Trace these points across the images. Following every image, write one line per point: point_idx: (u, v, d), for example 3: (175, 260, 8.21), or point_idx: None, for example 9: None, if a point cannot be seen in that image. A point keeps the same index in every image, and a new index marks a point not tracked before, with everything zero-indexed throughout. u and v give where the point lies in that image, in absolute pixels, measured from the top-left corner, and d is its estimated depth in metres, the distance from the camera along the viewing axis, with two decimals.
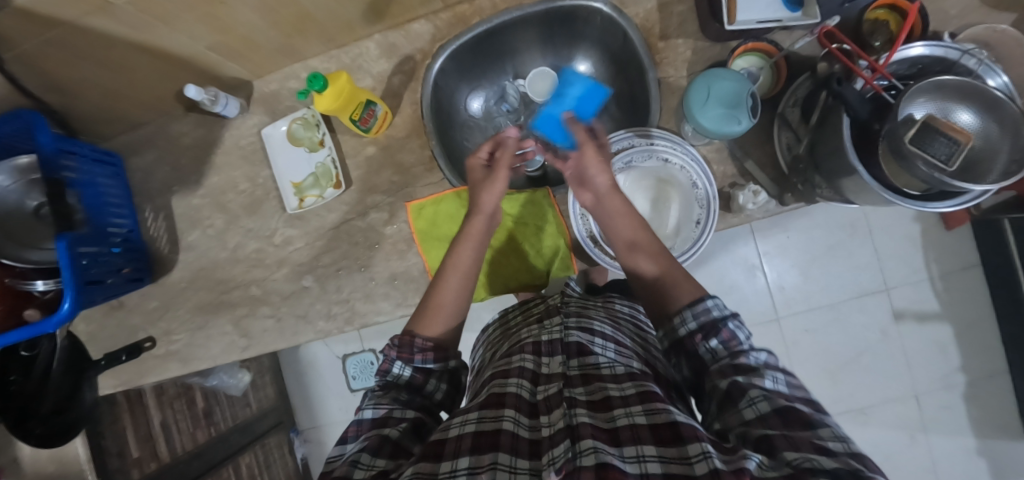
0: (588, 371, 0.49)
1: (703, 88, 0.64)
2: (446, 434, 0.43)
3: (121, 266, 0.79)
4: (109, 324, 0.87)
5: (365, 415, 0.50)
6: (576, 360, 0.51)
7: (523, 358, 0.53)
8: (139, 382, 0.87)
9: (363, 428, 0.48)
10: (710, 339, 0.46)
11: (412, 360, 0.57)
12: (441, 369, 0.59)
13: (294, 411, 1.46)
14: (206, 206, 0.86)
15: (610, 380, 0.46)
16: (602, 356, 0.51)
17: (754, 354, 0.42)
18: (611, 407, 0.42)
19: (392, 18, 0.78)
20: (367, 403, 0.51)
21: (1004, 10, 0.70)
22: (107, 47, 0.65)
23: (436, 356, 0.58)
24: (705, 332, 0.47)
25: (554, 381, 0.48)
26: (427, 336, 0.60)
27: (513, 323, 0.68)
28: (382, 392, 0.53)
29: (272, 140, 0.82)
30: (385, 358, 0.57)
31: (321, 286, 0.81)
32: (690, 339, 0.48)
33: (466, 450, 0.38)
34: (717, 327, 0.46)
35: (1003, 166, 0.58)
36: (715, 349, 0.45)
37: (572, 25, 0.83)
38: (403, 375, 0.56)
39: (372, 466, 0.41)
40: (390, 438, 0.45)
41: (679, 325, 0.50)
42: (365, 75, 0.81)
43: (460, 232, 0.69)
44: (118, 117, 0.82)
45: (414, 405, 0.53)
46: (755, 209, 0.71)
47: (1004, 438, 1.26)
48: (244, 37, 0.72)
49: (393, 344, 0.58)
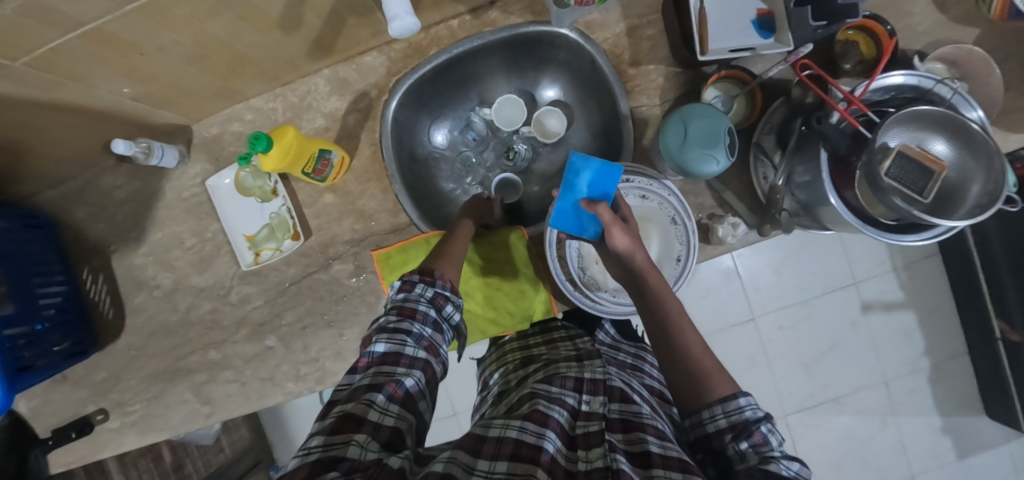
0: (630, 414, 0.49)
1: (679, 127, 0.61)
2: (487, 430, 0.44)
3: (59, 342, 0.72)
4: (53, 399, 0.80)
5: (377, 348, 0.49)
6: (618, 404, 0.51)
7: (563, 392, 0.53)
8: (96, 457, 0.80)
9: (372, 360, 0.48)
10: (741, 441, 0.43)
11: (434, 283, 0.57)
12: (456, 300, 0.59)
13: (271, 448, 1.40)
14: (150, 265, 0.78)
15: (653, 432, 0.46)
16: (641, 405, 0.51)
17: (786, 463, 0.40)
18: (650, 466, 0.41)
19: (341, 52, 0.71)
20: (381, 334, 0.50)
21: (968, 25, 0.70)
22: (8, 109, 0.56)
23: (453, 286, 0.59)
24: (736, 432, 0.44)
25: (595, 420, 0.49)
26: (445, 274, 0.60)
27: (536, 353, 0.68)
28: (397, 319, 0.53)
29: (217, 192, 0.74)
30: (404, 279, 0.57)
31: (286, 346, 0.76)
32: (717, 437, 0.45)
33: (506, 455, 0.40)
34: (748, 428, 0.43)
35: (976, 197, 0.57)
36: (745, 452, 0.43)
37: (537, 49, 0.78)
38: (425, 295, 0.56)
39: (386, 411, 0.42)
40: (404, 384, 0.46)
41: (706, 419, 0.47)
42: (316, 115, 0.74)
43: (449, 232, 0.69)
44: (37, 175, 0.73)
45: (426, 341, 0.53)
46: (735, 241, 0.69)
47: (965, 415, 1.33)
48: (172, 84, 0.64)
49: (414, 270, 0.58)
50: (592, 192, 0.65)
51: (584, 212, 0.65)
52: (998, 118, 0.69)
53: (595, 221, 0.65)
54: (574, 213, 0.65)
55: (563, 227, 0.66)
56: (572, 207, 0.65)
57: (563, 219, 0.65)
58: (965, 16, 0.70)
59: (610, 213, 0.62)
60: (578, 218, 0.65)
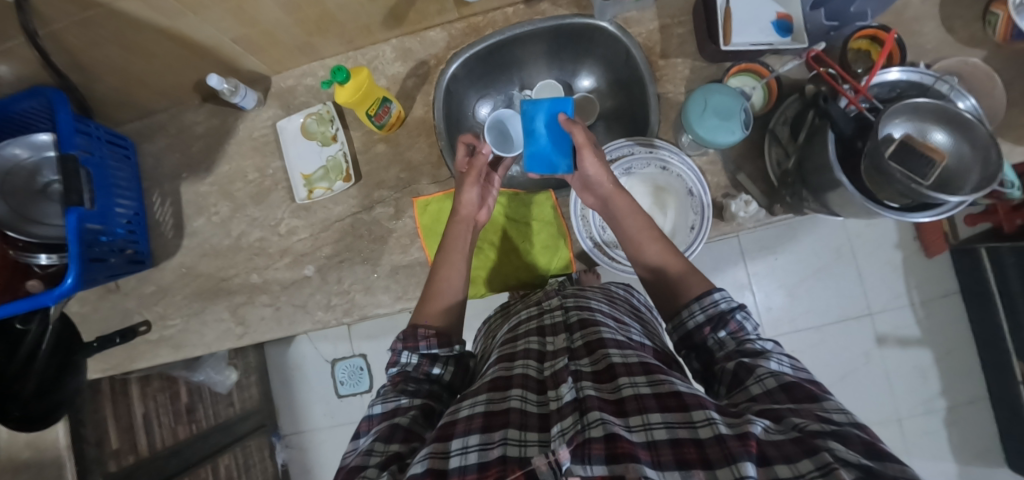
0: (590, 338, 0.53)
1: (700, 101, 0.69)
2: (457, 413, 0.45)
3: (123, 247, 0.79)
4: (103, 307, 0.87)
5: (375, 410, 0.52)
6: (579, 333, 0.55)
7: (529, 341, 0.58)
8: (129, 366, 0.86)
9: (373, 423, 0.51)
10: (719, 330, 0.52)
11: (418, 347, 0.59)
12: (446, 354, 0.60)
13: (276, 415, 1.45)
14: (213, 194, 0.87)
15: (613, 346, 0.50)
16: (602, 325, 0.56)
17: (760, 342, 0.49)
18: (616, 377, 0.45)
19: (409, 25, 0.82)
20: (377, 397, 0.53)
21: (976, 46, 0.77)
22: (135, 30, 0.67)
23: (439, 342, 0.60)
24: (714, 324, 0.53)
25: (560, 357, 0.52)
26: (428, 325, 0.62)
27: (512, 310, 0.77)
28: (391, 388, 0.56)
29: (286, 132, 0.85)
30: (392, 351, 0.60)
31: (322, 277, 0.82)
32: (698, 332, 0.54)
33: (477, 428, 0.41)
34: (725, 319, 0.52)
35: (976, 182, 0.62)
36: (724, 339, 0.52)
37: (578, 42, 0.88)
38: (410, 362, 0.58)
39: (386, 451, 0.43)
40: (401, 425, 0.47)
41: (687, 319, 0.56)
42: (379, 77, 0.85)
43: (446, 234, 0.73)
44: (134, 102, 0.85)
45: (423, 392, 0.54)
46: (746, 218, 0.74)
47: (982, 464, 1.29)
48: (267, 32, 0.75)
49: (398, 338, 0.60)
50: (551, 130, 0.74)
51: (551, 154, 0.74)
52: (1002, 132, 0.75)
53: (563, 156, 0.74)
54: (542, 156, 0.75)
55: (539, 170, 0.76)
56: (538, 149, 0.75)
57: (534, 161, 0.75)
58: (972, 38, 0.77)
59: (583, 133, 0.70)
60: (549, 159, 0.75)
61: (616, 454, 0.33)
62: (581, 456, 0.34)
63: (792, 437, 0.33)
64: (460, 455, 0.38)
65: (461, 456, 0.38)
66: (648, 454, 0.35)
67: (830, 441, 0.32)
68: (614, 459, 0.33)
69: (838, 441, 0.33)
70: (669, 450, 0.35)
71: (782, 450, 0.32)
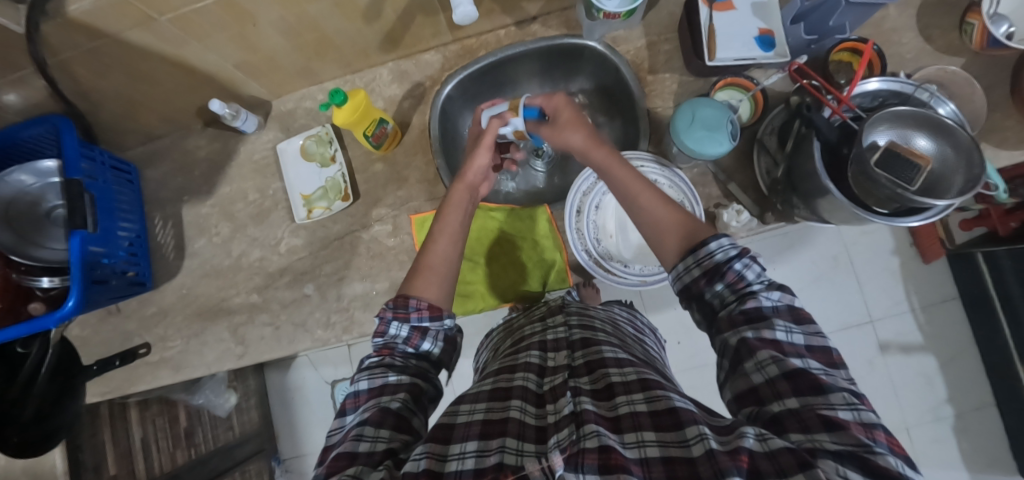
0: (591, 358, 0.53)
1: (688, 113, 0.71)
2: (455, 418, 0.45)
3: (125, 269, 0.80)
4: (103, 330, 0.87)
5: (360, 386, 0.52)
6: (581, 351, 0.56)
7: (529, 354, 0.58)
8: (128, 389, 0.86)
9: (360, 399, 0.51)
10: (717, 283, 0.50)
11: (408, 319, 0.57)
12: (437, 328, 0.58)
13: (276, 438, 1.43)
14: (214, 215, 0.89)
15: (612, 365, 0.50)
16: (603, 344, 0.56)
17: (765, 294, 0.47)
18: (614, 396, 0.44)
19: (405, 48, 0.85)
20: (363, 373, 0.53)
21: (954, 54, 0.79)
22: (140, 59, 0.69)
23: (430, 313, 0.58)
24: (710, 277, 0.50)
25: (560, 373, 0.52)
26: (421, 298, 0.59)
27: (518, 325, 0.75)
28: (378, 360, 0.56)
29: (286, 154, 0.87)
30: (381, 320, 0.58)
31: (321, 294, 0.83)
32: (694, 284, 0.52)
33: (475, 435, 0.41)
34: (721, 271, 0.49)
35: (960, 185, 0.63)
36: (722, 292, 0.50)
37: (570, 61, 0.91)
38: (399, 334, 0.57)
39: (377, 438, 0.44)
40: (391, 409, 0.48)
41: (682, 273, 0.53)
42: (377, 98, 0.88)
43: (445, 202, 0.71)
44: (139, 128, 0.87)
45: (411, 368, 0.55)
46: (738, 227, 0.76)
47: (995, 472, 1.26)
48: (269, 58, 0.77)
49: (388, 305, 0.59)
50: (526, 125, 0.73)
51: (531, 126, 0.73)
52: (986, 135, 0.77)
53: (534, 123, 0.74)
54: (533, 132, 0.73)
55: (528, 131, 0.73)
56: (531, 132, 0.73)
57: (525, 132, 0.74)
58: (951, 46, 0.80)
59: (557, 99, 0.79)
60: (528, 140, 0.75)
61: (608, 465, 0.34)
62: (575, 464, 0.35)
63: (788, 445, 0.34)
64: (457, 460, 0.38)
65: (459, 461, 0.38)
66: (640, 469, 0.35)
67: (823, 461, 0.32)
68: (606, 469, 0.34)
69: (834, 459, 0.32)
70: (661, 467, 0.35)
71: (775, 461, 0.33)
